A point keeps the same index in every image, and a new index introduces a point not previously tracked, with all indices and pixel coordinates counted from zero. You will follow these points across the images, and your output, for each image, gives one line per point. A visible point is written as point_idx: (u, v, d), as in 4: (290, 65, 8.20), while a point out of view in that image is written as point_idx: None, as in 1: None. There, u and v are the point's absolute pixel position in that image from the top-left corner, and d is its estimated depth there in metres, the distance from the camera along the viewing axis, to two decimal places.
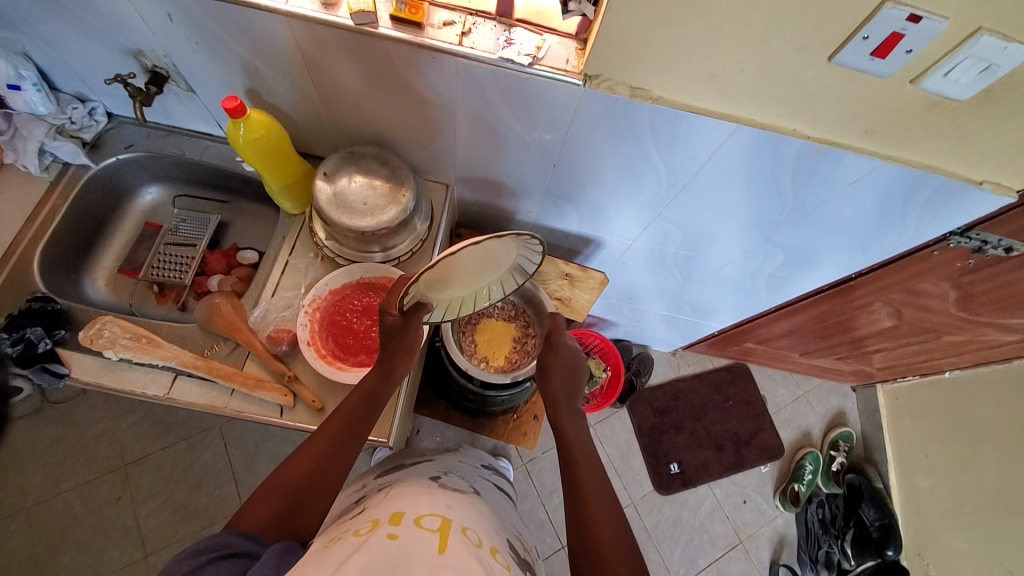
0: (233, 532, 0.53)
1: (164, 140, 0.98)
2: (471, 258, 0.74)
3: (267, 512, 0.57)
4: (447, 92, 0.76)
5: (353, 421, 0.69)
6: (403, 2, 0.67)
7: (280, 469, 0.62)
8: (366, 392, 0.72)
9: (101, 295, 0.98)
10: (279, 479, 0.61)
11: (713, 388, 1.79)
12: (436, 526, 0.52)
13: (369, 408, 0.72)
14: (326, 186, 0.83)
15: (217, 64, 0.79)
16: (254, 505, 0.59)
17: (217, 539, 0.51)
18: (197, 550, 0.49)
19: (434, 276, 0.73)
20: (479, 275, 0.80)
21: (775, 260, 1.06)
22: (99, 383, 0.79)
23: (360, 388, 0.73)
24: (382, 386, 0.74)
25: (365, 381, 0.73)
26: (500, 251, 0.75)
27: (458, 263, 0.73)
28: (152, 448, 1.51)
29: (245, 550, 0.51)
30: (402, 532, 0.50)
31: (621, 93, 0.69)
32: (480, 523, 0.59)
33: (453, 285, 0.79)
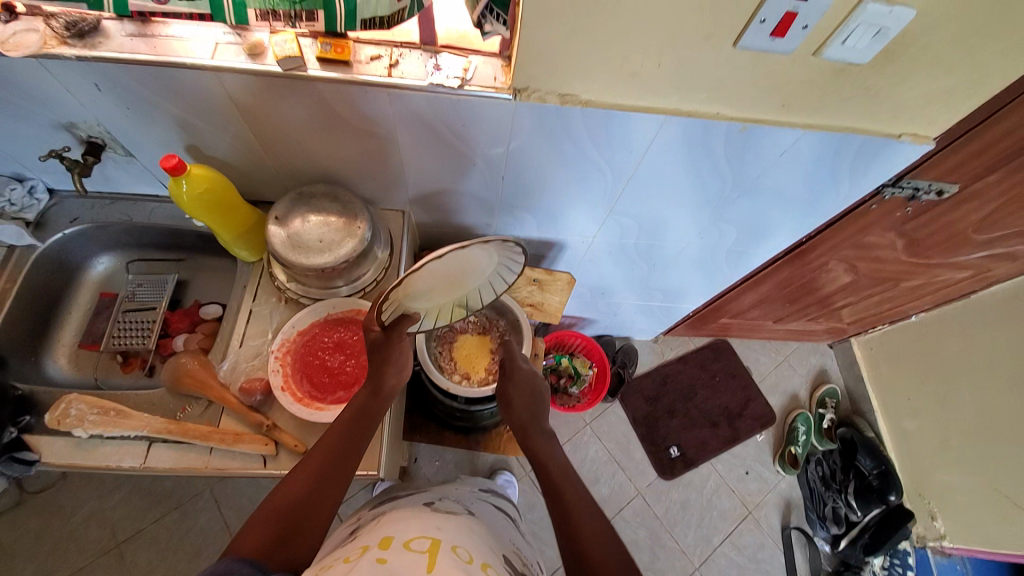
0: (234, 556, 0.52)
1: (109, 208, 0.97)
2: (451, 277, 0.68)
3: (262, 535, 0.56)
4: (385, 121, 0.77)
5: (345, 441, 0.68)
6: (328, 43, 0.68)
7: (273, 494, 0.62)
8: (358, 409, 0.72)
9: (65, 374, 0.96)
10: (272, 504, 0.60)
11: (698, 367, 1.83)
12: (426, 547, 0.53)
13: (361, 426, 0.71)
14: (280, 230, 0.83)
15: (152, 126, 0.79)
16: (247, 533, 0.57)
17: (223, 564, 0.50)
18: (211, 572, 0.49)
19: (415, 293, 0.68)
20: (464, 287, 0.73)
21: (730, 235, 1.10)
22: (72, 464, 0.77)
23: (349, 407, 0.72)
24: (372, 402, 0.74)
25: (354, 399, 0.73)
26: (479, 266, 0.69)
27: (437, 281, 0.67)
28: (143, 522, 1.46)
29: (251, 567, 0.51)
30: (391, 555, 0.50)
31: (550, 101, 0.72)
32: (472, 540, 0.59)
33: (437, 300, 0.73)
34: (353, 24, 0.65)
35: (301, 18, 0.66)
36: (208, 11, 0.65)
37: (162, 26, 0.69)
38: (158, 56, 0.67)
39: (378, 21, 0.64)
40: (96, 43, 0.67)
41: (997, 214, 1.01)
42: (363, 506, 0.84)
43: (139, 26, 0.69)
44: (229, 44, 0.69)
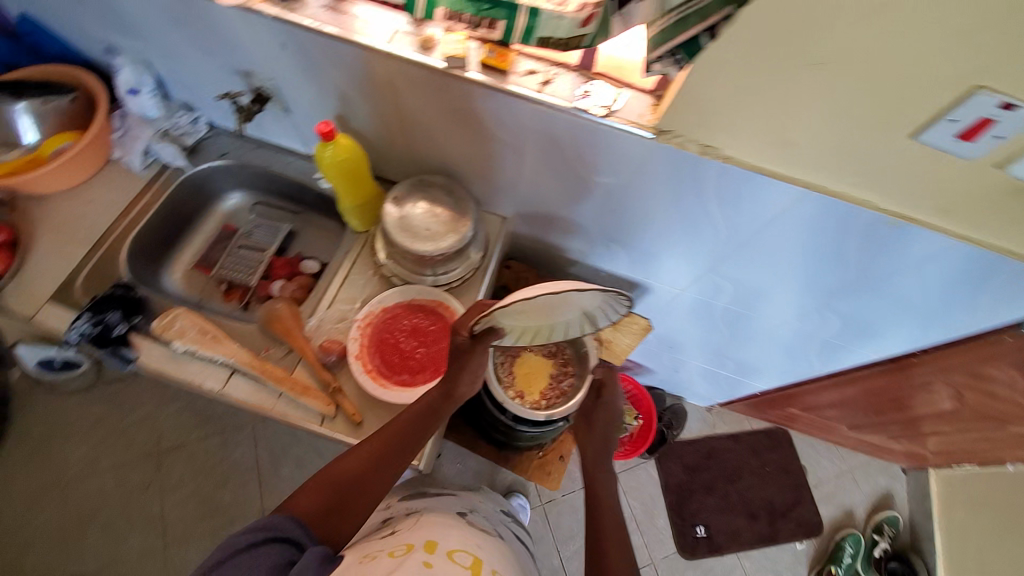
0: (288, 516, 0.56)
1: (254, 152, 1.07)
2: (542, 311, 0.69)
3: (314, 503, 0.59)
4: (520, 133, 0.79)
5: (409, 433, 0.70)
6: (494, 50, 0.72)
7: (333, 465, 0.64)
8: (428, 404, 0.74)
9: (175, 287, 1.05)
10: (329, 475, 0.63)
11: (749, 450, 1.71)
12: (468, 564, 0.54)
13: (426, 423, 0.72)
14: (394, 210, 0.88)
15: (314, 90, 0.88)
16: (304, 495, 0.60)
17: (274, 522, 0.54)
18: (258, 527, 0.53)
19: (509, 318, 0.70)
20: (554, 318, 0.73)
21: (832, 327, 1.02)
22: (163, 371, 0.84)
23: (421, 400, 0.74)
24: (440, 403, 0.75)
25: (427, 395, 0.75)
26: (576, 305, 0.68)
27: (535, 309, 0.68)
28: (187, 437, 1.57)
29: (296, 536, 0.54)
30: (436, 562, 0.52)
31: (690, 149, 0.71)
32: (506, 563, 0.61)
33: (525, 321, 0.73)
34: (529, 41, 0.63)
35: (482, 25, 0.65)
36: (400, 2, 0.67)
37: (352, 7, 0.76)
38: (342, 32, 0.74)
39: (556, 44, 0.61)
40: (293, 8, 0.75)
41: None
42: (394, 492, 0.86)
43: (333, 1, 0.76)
44: (405, 34, 0.74)
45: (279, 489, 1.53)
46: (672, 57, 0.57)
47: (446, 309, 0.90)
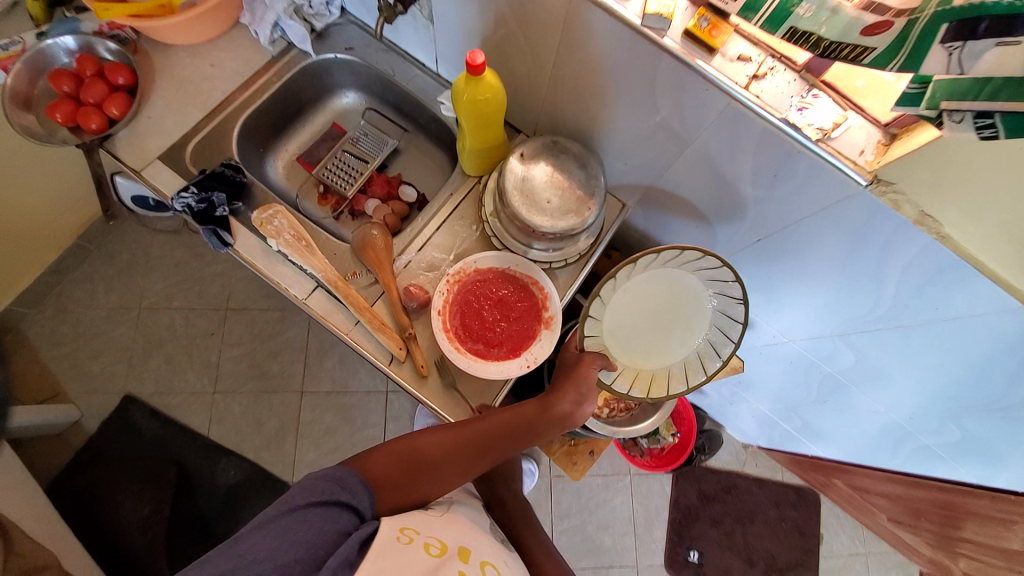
0: (360, 477, 0.61)
1: (380, 54, 0.98)
2: (661, 301, 0.81)
3: (382, 469, 0.64)
4: (694, 128, 0.67)
5: (492, 441, 0.70)
6: (707, 19, 0.56)
7: (410, 439, 0.67)
8: (521, 419, 0.72)
9: (276, 176, 1.03)
10: (404, 448, 0.66)
11: (771, 500, 1.64)
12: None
13: (514, 437, 0.71)
14: (517, 167, 0.79)
15: (470, 8, 0.77)
16: (379, 456, 0.65)
17: (347, 480, 0.59)
18: (331, 480, 0.58)
19: (626, 301, 0.80)
20: (653, 352, 0.83)
21: (944, 435, 0.90)
22: (253, 264, 0.84)
23: (516, 411, 0.72)
24: (534, 420, 0.72)
25: (523, 408, 0.73)
26: (693, 301, 0.80)
27: (640, 303, 0.81)
28: (251, 304, 1.64)
29: (360, 503, 0.59)
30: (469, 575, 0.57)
31: (905, 213, 0.57)
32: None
33: (636, 339, 0.82)
34: (775, 27, 0.46)
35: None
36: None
37: None
38: None
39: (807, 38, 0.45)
40: None
41: None
42: None
43: None
44: None
45: (320, 377, 1.60)
46: (975, 120, 0.44)
47: (538, 289, 0.83)
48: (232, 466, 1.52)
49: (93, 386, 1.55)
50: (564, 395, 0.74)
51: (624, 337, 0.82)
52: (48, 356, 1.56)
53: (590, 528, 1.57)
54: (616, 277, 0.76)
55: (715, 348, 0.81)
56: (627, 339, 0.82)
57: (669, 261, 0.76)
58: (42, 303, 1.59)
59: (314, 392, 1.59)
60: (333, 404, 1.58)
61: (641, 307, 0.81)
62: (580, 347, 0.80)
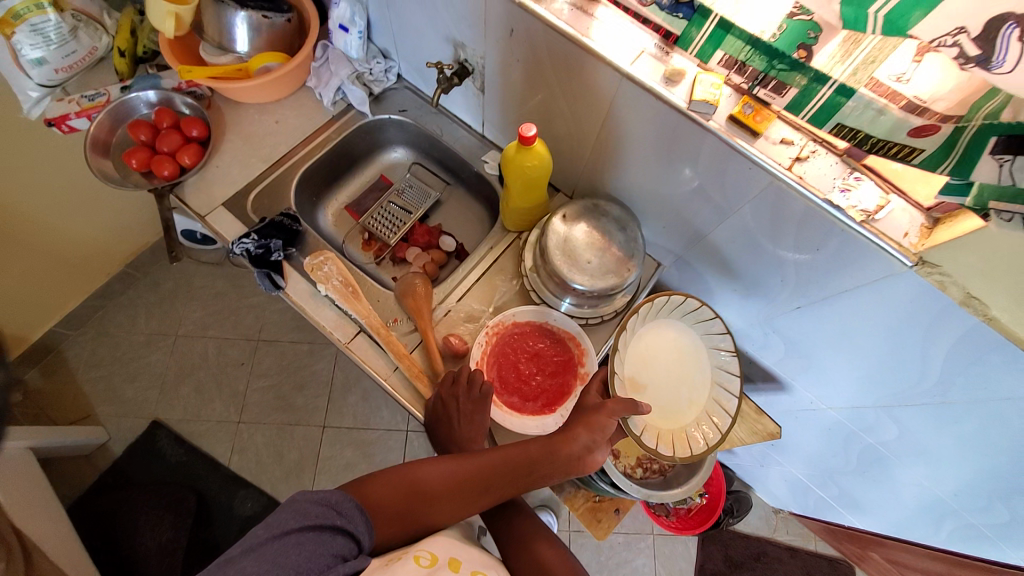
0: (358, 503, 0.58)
1: (430, 116, 1.05)
2: (670, 357, 0.73)
3: (381, 496, 0.62)
4: (736, 200, 0.70)
5: (495, 479, 0.66)
6: (750, 105, 0.61)
7: (409, 467, 0.66)
8: (526, 457, 0.66)
9: (323, 222, 1.08)
10: (403, 475, 0.64)
11: (801, 571, 1.56)
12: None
13: (519, 477, 0.66)
14: (560, 227, 0.82)
15: (520, 83, 0.84)
16: (381, 482, 0.63)
17: (343, 504, 0.56)
18: (326, 503, 0.55)
19: (640, 349, 0.72)
20: (665, 411, 0.71)
21: (992, 518, 0.86)
22: (301, 306, 0.88)
23: (524, 449, 0.67)
24: (543, 462, 0.66)
25: (532, 446, 0.67)
26: (696, 357, 0.74)
27: (654, 353, 0.73)
28: (282, 336, 1.69)
29: (354, 530, 0.56)
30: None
31: (950, 294, 0.58)
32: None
33: (652, 395, 0.71)
34: (822, 122, 0.52)
35: (766, 85, 0.53)
36: (676, 32, 0.55)
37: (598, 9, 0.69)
38: (576, 33, 0.67)
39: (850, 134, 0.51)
40: None
41: None
42: None
43: None
44: (650, 56, 0.66)
45: (343, 412, 1.62)
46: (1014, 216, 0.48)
47: (575, 344, 0.85)
48: (250, 498, 1.52)
49: (124, 410, 1.59)
50: (573, 438, 0.66)
51: (644, 392, 0.70)
52: (84, 378, 1.62)
53: None
54: (637, 312, 0.71)
55: (722, 410, 0.72)
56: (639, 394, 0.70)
57: (676, 310, 0.73)
58: (85, 326, 1.66)
59: (336, 427, 1.60)
60: (353, 441, 1.59)
61: (655, 358, 0.73)
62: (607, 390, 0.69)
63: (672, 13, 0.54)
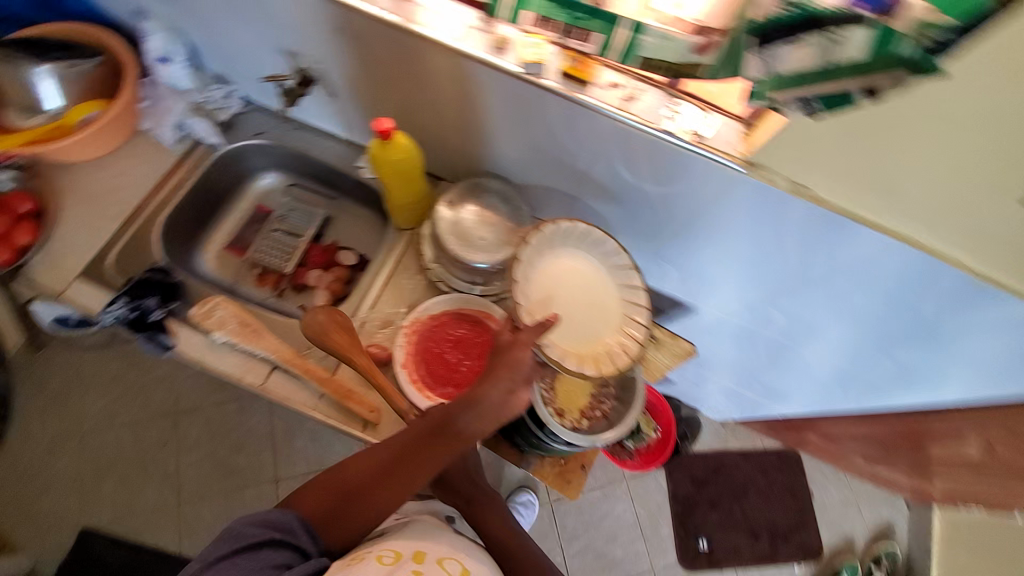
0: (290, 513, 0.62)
1: (291, 132, 1.01)
2: (576, 282, 0.74)
3: (312, 509, 0.64)
4: (592, 148, 0.75)
5: (410, 457, 0.62)
6: (574, 58, 0.67)
7: (335, 471, 0.66)
8: (432, 425, 0.62)
9: (207, 269, 1.01)
10: (327, 483, 0.65)
11: (758, 469, 1.72)
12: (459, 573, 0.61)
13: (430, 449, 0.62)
14: (448, 213, 0.83)
15: (367, 79, 0.83)
16: (311, 491, 0.65)
17: (275, 519, 0.59)
18: (259, 525, 0.58)
19: (541, 283, 0.73)
20: (581, 336, 0.72)
21: (878, 370, 0.99)
22: (199, 362, 0.82)
23: (429, 418, 0.62)
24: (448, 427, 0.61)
25: (437, 411, 0.62)
26: (598, 279, 0.75)
27: (557, 283, 0.74)
28: (204, 402, 1.56)
29: (293, 541, 0.59)
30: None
31: (778, 186, 0.67)
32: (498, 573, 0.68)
33: (564, 324, 0.72)
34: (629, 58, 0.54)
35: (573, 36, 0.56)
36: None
37: None
38: (403, 20, 0.68)
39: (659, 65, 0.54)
40: None
41: None
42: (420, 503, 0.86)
43: None
44: (475, 28, 0.69)
45: (293, 461, 1.52)
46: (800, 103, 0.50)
47: (495, 321, 0.84)
48: None
49: (42, 529, 1.42)
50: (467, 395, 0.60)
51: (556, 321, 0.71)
52: None
53: (599, 543, 1.58)
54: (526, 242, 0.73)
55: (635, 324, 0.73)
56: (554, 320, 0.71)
57: (568, 235, 0.75)
58: None
59: (290, 478, 1.51)
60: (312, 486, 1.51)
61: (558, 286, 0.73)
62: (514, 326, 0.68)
63: None
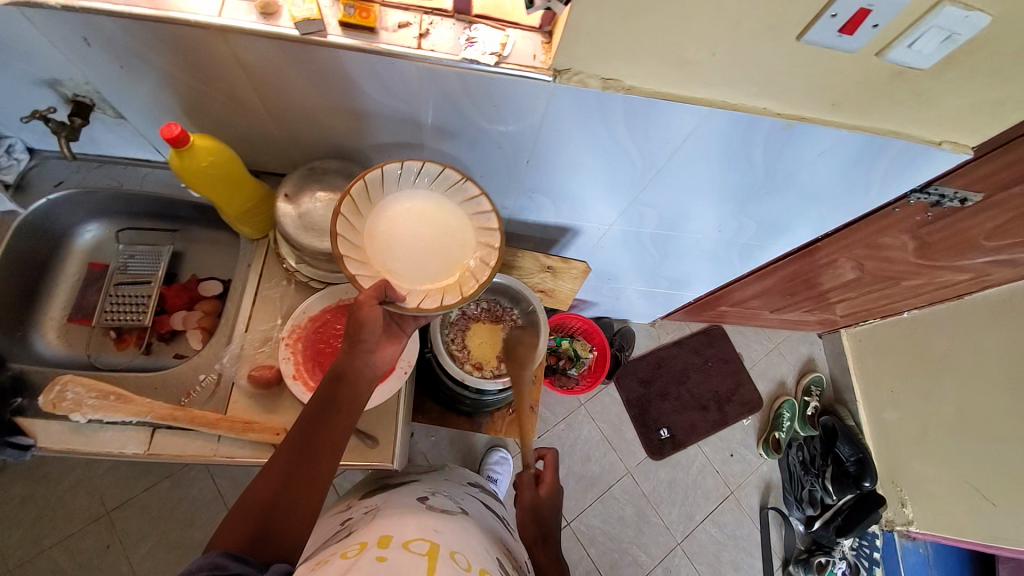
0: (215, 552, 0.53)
1: (96, 172, 0.89)
2: (416, 220, 0.74)
3: (237, 539, 0.55)
4: (412, 97, 0.72)
5: (314, 434, 0.65)
6: (351, 5, 0.62)
7: (244, 497, 0.60)
8: (320, 398, 0.67)
9: (53, 349, 0.89)
10: (242, 509, 0.58)
11: (693, 351, 1.86)
12: (423, 550, 0.64)
13: (328, 415, 0.66)
14: (289, 208, 0.78)
15: (149, 87, 0.73)
16: (227, 528, 0.57)
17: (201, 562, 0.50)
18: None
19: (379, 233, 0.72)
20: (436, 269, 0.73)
21: (749, 229, 1.08)
22: (72, 449, 0.73)
23: (315, 397, 0.68)
24: (334, 390, 0.67)
25: (319, 388, 0.68)
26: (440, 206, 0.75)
27: (396, 227, 0.73)
28: (133, 491, 1.41)
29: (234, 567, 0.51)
30: (390, 554, 0.61)
31: (592, 86, 0.68)
32: (466, 544, 0.70)
33: (415, 263, 0.72)
34: None
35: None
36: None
37: None
38: (155, 10, 0.60)
39: None
40: None
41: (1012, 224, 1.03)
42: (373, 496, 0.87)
43: None
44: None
45: None
46: None
47: None
48: None
49: None
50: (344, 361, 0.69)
51: (405, 266, 0.71)
52: None
53: (576, 467, 1.67)
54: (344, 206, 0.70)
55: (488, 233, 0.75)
56: (405, 266, 0.71)
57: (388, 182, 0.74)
58: None
59: None
60: None
61: (397, 231, 0.73)
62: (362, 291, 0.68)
63: None
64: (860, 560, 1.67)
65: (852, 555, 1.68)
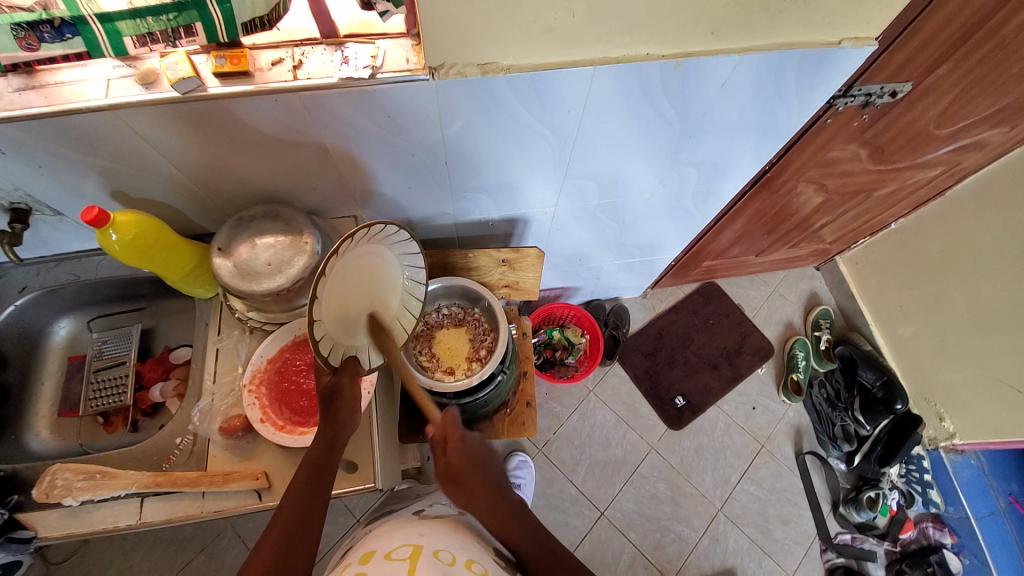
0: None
1: (55, 270, 0.94)
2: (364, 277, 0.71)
3: None
4: (312, 128, 0.75)
5: (306, 502, 0.67)
6: (222, 56, 0.65)
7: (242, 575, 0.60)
8: (311, 465, 0.70)
9: (49, 447, 0.93)
10: None
11: (691, 313, 1.84)
12: (405, 555, 0.57)
13: (321, 481, 0.69)
14: (226, 261, 0.79)
15: (71, 179, 0.78)
16: None
17: None
18: None
19: (339, 306, 0.66)
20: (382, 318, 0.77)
21: (692, 177, 1.06)
22: (70, 533, 0.76)
23: (305, 461, 0.70)
24: (326, 456, 0.71)
25: (309, 453, 0.71)
26: (381, 260, 0.75)
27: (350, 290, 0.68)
28: (172, 570, 1.44)
29: None
30: (371, 567, 0.55)
31: (472, 74, 0.69)
32: (458, 542, 0.63)
33: (368, 325, 0.73)
34: (236, 30, 0.60)
35: (181, 37, 0.60)
36: (83, 48, 0.60)
37: (51, 75, 0.66)
38: (52, 106, 0.64)
39: (259, 22, 0.60)
40: None
41: (956, 104, 1.00)
42: (366, 520, 0.86)
43: (25, 78, 0.65)
44: (122, 78, 0.66)
45: None
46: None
47: None
48: None
49: None
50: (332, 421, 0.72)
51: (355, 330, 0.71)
52: None
53: (599, 455, 1.64)
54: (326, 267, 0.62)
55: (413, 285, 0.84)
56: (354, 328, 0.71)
57: (360, 240, 0.69)
58: None
59: None
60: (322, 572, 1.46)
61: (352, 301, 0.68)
62: (332, 370, 0.69)
63: (63, 37, 0.58)
64: (911, 487, 1.61)
65: (902, 483, 1.62)
